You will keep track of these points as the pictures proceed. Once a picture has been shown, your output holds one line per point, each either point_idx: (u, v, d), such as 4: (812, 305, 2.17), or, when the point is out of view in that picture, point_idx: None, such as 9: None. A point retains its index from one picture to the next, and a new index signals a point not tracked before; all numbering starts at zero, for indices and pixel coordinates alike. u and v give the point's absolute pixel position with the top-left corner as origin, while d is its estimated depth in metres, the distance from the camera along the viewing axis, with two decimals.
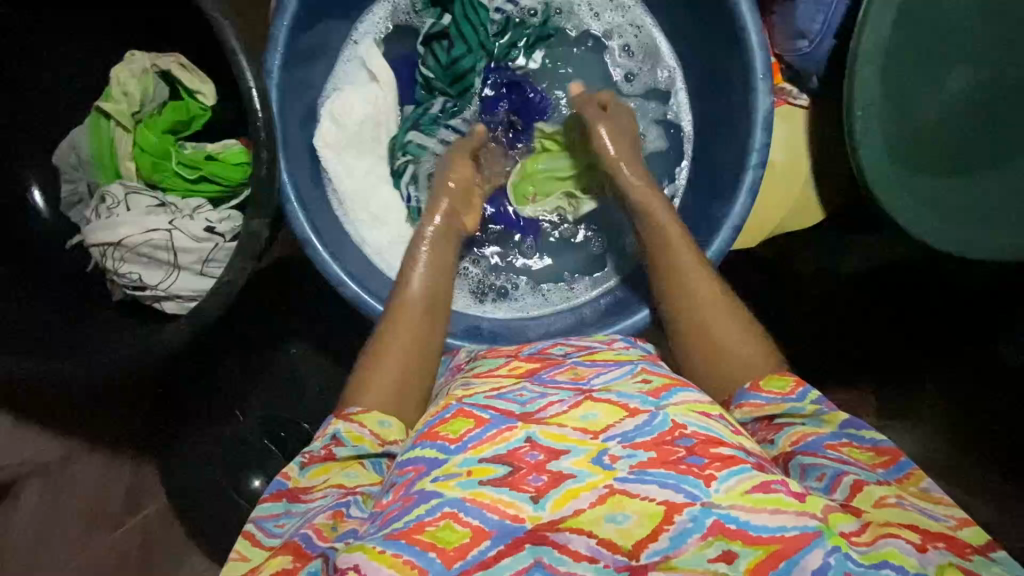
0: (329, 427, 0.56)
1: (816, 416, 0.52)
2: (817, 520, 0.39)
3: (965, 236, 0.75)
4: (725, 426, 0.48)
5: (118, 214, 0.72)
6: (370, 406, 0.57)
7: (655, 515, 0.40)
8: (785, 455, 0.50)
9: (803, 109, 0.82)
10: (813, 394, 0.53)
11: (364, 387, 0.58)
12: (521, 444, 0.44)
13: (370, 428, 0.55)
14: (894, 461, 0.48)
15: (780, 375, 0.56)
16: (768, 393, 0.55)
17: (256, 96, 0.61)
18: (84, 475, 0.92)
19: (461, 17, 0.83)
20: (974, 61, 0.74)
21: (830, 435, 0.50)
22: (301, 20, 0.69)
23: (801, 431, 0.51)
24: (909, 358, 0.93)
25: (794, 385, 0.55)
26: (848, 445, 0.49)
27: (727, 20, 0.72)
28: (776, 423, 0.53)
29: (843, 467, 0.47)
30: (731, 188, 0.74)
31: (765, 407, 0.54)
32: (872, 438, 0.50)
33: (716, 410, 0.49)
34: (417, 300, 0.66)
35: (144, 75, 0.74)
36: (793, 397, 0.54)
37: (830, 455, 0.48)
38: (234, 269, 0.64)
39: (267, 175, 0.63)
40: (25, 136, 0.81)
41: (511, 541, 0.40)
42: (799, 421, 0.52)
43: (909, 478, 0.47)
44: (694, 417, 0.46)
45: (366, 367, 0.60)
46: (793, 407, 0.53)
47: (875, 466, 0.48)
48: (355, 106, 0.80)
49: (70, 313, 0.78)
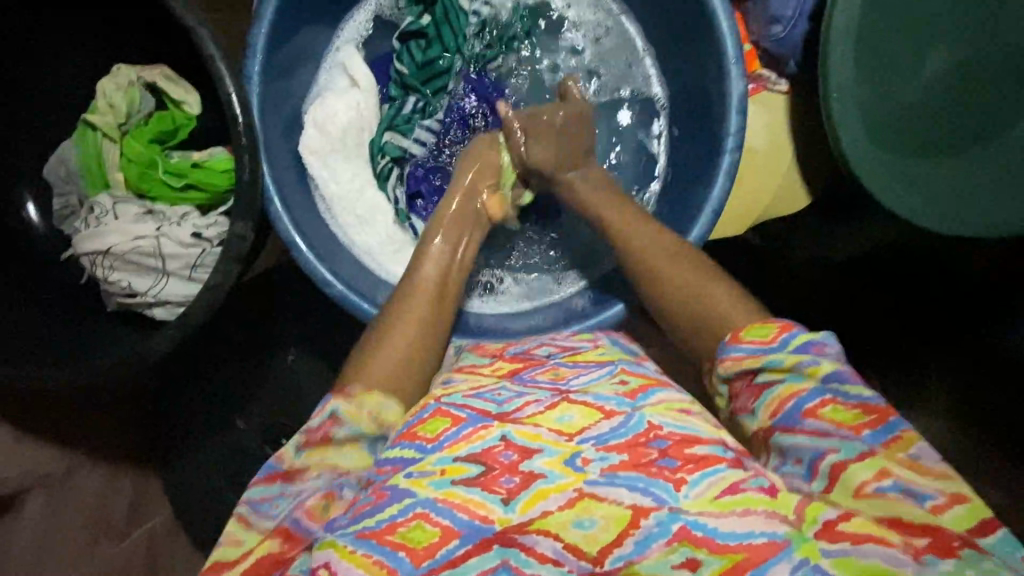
0: (328, 404, 0.53)
1: (799, 373, 0.50)
2: (786, 526, 0.42)
3: (953, 213, 0.75)
4: (705, 424, 0.50)
5: (106, 223, 0.73)
6: (372, 386, 0.55)
7: (622, 519, 0.42)
8: (766, 429, 0.51)
9: (781, 94, 0.82)
10: (796, 344, 0.51)
11: (365, 367, 0.57)
12: (495, 443, 0.46)
13: (371, 408, 0.54)
14: (881, 421, 0.47)
15: (763, 323, 0.53)
16: (749, 344, 0.53)
17: (236, 101, 0.63)
18: (87, 484, 0.93)
19: (440, 17, 0.84)
20: (949, 39, 0.74)
21: (812, 394, 0.49)
22: (278, 28, 0.71)
23: (783, 394, 0.50)
24: (905, 346, 0.91)
25: (775, 334, 0.52)
26: (831, 404, 0.48)
27: (697, 8, 0.73)
28: (760, 385, 0.52)
29: (822, 447, 0.47)
30: (710, 174, 0.74)
31: (745, 361, 0.53)
32: (858, 395, 0.48)
33: (695, 408, 0.52)
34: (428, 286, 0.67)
35: (129, 87, 0.76)
36: (774, 345, 0.51)
37: (808, 428, 0.48)
38: (221, 273, 0.65)
39: (250, 179, 0.64)
40: (25, 136, 0.82)
41: (479, 542, 0.42)
42: (780, 380, 0.51)
43: (897, 441, 0.46)
44: (670, 417, 0.49)
45: (369, 349, 0.59)
46: (772, 360, 0.51)
47: (860, 429, 0.47)
48: (337, 112, 0.81)
49: (66, 323, 0.79)
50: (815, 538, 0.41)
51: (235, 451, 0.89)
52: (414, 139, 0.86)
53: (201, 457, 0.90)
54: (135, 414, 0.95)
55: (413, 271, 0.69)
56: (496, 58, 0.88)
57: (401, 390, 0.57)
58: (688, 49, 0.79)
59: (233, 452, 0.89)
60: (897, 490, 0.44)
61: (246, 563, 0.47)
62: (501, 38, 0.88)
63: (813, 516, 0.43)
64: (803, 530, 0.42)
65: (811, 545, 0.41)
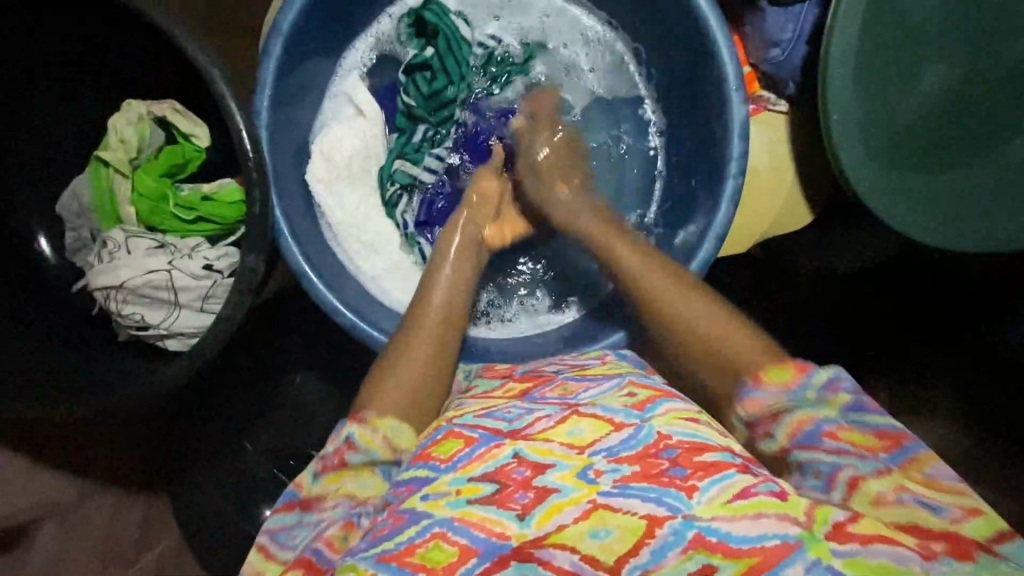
0: (342, 430, 0.54)
1: (817, 401, 0.52)
2: (796, 528, 0.42)
3: (957, 229, 0.75)
4: (713, 430, 0.50)
5: (120, 258, 0.74)
6: (383, 412, 0.56)
7: (636, 529, 0.42)
8: (784, 450, 0.52)
9: (782, 114, 0.83)
10: (817, 380, 0.53)
11: (376, 394, 0.58)
12: (509, 461, 0.47)
13: (384, 433, 0.54)
14: (896, 446, 0.49)
15: (782, 365, 0.55)
16: (769, 387, 0.54)
17: (247, 138, 0.64)
18: (99, 513, 0.93)
19: (444, 50, 0.85)
20: (946, 58, 0.75)
21: (827, 421, 0.51)
22: (285, 63, 0.72)
23: (800, 421, 0.52)
24: (900, 344, 0.91)
25: (794, 377, 0.54)
26: (846, 428, 0.50)
27: (696, 35, 0.75)
28: (775, 415, 0.53)
29: (840, 463, 0.49)
30: (713, 196, 0.75)
31: (766, 403, 0.54)
32: (874, 423, 0.51)
33: (703, 416, 0.52)
34: (437, 309, 0.68)
35: (140, 122, 0.77)
36: (794, 388, 0.53)
37: (828, 447, 0.50)
38: (233, 305, 0.66)
39: (260, 212, 0.65)
40: (25, 136, 0.82)
41: (497, 559, 0.42)
42: (798, 409, 0.52)
43: (912, 463, 0.48)
44: (681, 425, 0.49)
45: (381, 371, 0.61)
46: (793, 398, 0.53)
47: (876, 451, 0.49)
48: (344, 140, 0.82)
49: (77, 354, 0.80)
50: (825, 540, 0.42)
51: (246, 476, 0.89)
52: (424, 167, 0.88)
53: (212, 482, 0.90)
54: (146, 438, 0.94)
55: (423, 296, 0.70)
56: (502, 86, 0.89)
57: (413, 412, 0.57)
58: (687, 73, 0.80)
59: (244, 477, 0.89)
60: (916, 501, 0.46)
61: None
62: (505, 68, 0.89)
63: (823, 517, 0.43)
64: (813, 531, 0.42)
65: (822, 545, 0.42)
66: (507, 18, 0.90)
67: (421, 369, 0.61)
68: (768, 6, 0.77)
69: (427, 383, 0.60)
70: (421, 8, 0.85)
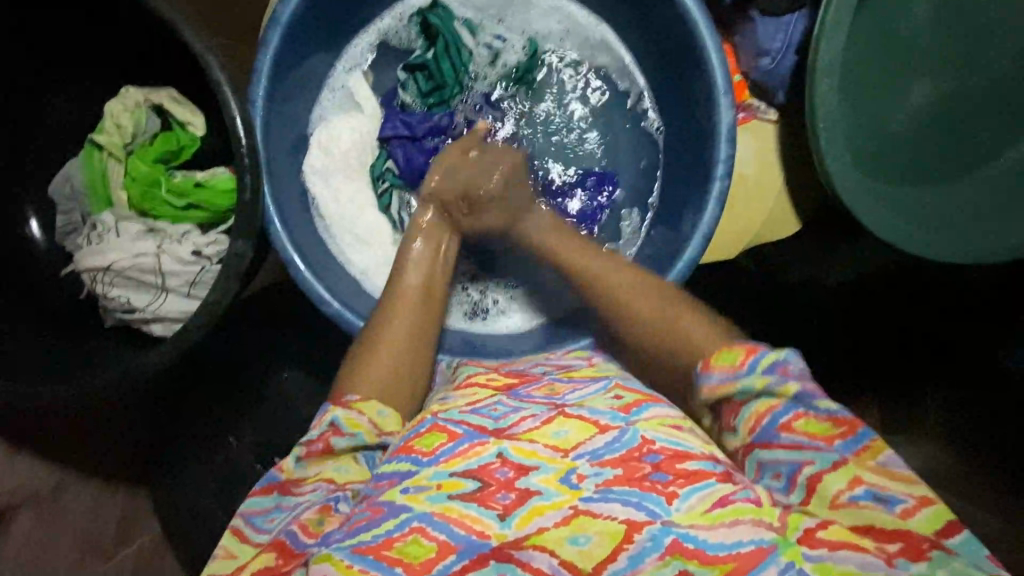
0: (326, 414, 0.55)
1: (767, 389, 0.50)
2: (771, 534, 0.43)
3: (949, 243, 0.75)
4: (697, 437, 0.50)
5: (109, 240, 0.74)
6: (368, 395, 0.57)
7: (616, 534, 0.42)
8: (746, 446, 0.51)
9: (771, 123, 0.84)
10: (763, 366, 0.51)
11: (357, 375, 0.59)
12: (491, 460, 0.47)
13: (370, 416, 0.55)
14: (852, 432, 0.48)
15: (730, 347, 0.53)
16: (718, 373, 0.53)
17: (240, 124, 0.64)
18: (77, 501, 0.92)
19: (442, 52, 0.86)
20: (933, 75, 0.77)
21: (784, 409, 0.49)
22: (284, 53, 0.73)
23: (757, 413, 0.50)
24: (887, 358, 0.96)
25: (742, 360, 0.52)
26: (804, 418, 0.49)
27: (683, 35, 0.76)
28: (731, 404, 0.52)
29: (799, 460, 0.48)
30: (699, 200, 0.76)
31: (717, 388, 0.53)
32: (827, 408, 0.49)
33: (687, 422, 0.52)
34: (413, 291, 0.69)
35: (137, 109, 0.78)
36: (743, 372, 0.51)
37: (785, 443, 0.49)
38: (219, 289, 0.66)
39: (251, 198, 0.66)
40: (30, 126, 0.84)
41: (476, 557, 0.42)
42: (754, 398, 0.51)
43: (868, 450, 0.47)
44: (665, 432, 0.49)
45: (358, 362, 0.61)
46: (744, 385, 0.51)
47: (832, 440, 0.48)
48: (342, 136, 0.84)
49: (64, 337, 0.80)
50: (797, 544, 0.43)
51: (230, 472, 0.87)
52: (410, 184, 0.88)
53: (194, 476, 0.88)
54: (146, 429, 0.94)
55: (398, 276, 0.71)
56: (509, 87, 0.90)
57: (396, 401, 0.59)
58: (680, 77, 0.81)
59: (227, 471, 0.88)
60: (869, 497, 0.45)
61: None
62: (512, 69, 0.89)
63: (795, 523, 0.44)
64: (788, 537, 0.43)
65: (795, 549, 0.42)
66: (510, 18, 0.89)
67: (397, 348, 0.62)
68: (759, 16, 0.79)
69: (401, 365, 0.61)
70: (427, 10, 0.86)
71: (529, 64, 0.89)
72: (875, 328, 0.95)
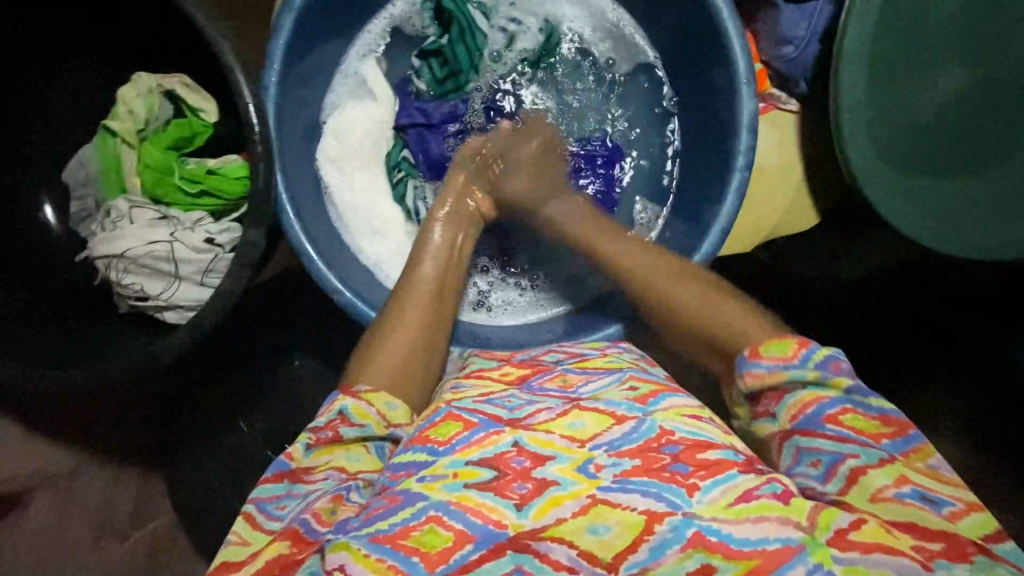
0: (335, 403, 0.55)
1: (822, 380, 0.51)
2: (799, 533, 0.41)
3: (968, 238, 0.75)
4: (716, 428, 0.50)
5: (122, 227, 0.74)
6: (378, 385, 0.56)
7: (635, 525, 0.42)
8: (785, 431, 0.51)
9: (792, 113, 0.82)
10: (817, 358, 0.52)
11: (367, 366, 0.58)
12: (508, 449, 0.46)
13: (379, 408, 0.55)
14: (901, 433, 0.49)
15: (782, 338, 0.54)
16: (768, 361, 0.53)
17: (253, 111, 0.64)
18: (92, 483, 0.94)
19: (457, 38, 0.84)
20: (963, 62, 0.74)
21: (834, 402, 0.50)
22: (296, 37, 0.72)
23: (805, 400, 0.51)
24: (913, 343, 0.91)
25: (795, 351, 0.53)
26: (851, 412, 0.50)
27: (705, 18, 0.73)
28: (778, 391, 0.53)
29: (842, 452, 0.48)
30: (718, 190, 0.75)
31: (766, 377, 0.53)
32: (879, 408, 0.50)
33: (706, 413, 0.52)
34: (429, 282, 0.67)
35: (149, 94, 0.78)
36: (795, 363, 0.52)
37: (829, 433, 0.49)
38: (232, 278, 0.66)
39: (264, 186, 0.65)
40: (40, 110, 0.83)
41: (493, 547, 0.41)
42: (803, 387, 0.52)
43: (916, 453, 0.48)
44: (683, 421, 0.49)
45: (369, 351, 0.60)
46: (794, 374, 0.52)
47: (879, 438, 0.48)
48: (356, 123, 0.84)
49: (79, 323, 0.80)
50: (827, 545, 0.40)
51: (238, 457, 0.88)
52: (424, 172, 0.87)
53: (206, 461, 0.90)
54: (157, 414, 0.94)
55: (413, 267, 0.69)
56: (525, 73, 0.89)
57: (406, 392, 0.58)
58: (700, 63, 0.79)
59: (236, 456, 0.89)
60: (915, 497, 0.45)
61: (253, 566, 0.46)
62: (527, 54, 0.88)
63: (825, 523, 0.42)
64: (816, 537, 0.41)
65: (824, 550, 0.40)
66: (524, 1, 0.87)
67: (413, 338, 0.62)
68: (783, 2, 0.77)
69: (413, 354, 0.61)
70: None
71: (544, 50, 0.88)
72: (889, 318, 0.93)
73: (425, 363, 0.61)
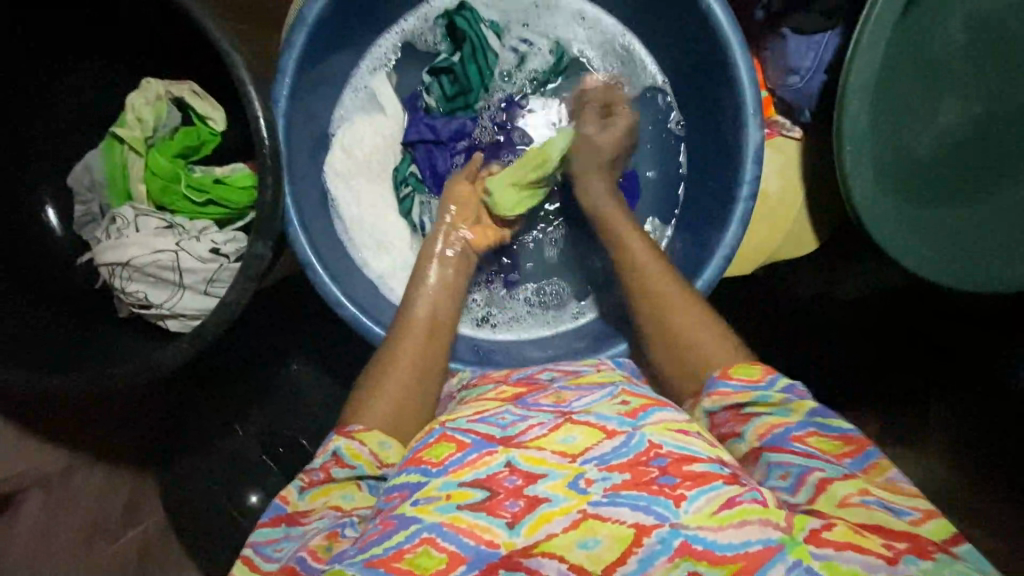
0: (330, 444, 0.56)
1: (783, 405, 0.54)
2: (778, 533, 0.43)
3: (959, 269, 0.76)
4: (703, 442, 0.50)
5: (127, 235, 0.74)
6: (371, 425, 0.57)
7: (625, 538, 0.43)
8: (755, 450, 0.53)
9: (797, 140, 0.83)
10: (781, 383, 0.56)
11: (364, 402, 0.59)
12: (499, 469, 0.46)
13: (370, 447, 0.55)
14: (859, 450, 0.51)
15: (749, 363, 0.58)
16: (737, 381, 0.56)
17: (263, 124, 0.64)
18: (83, 484, 0.93)
19: (469, 56, 0.85)
20: (962, 97, 0.76)
21: (798, 425, 0.53)
22: (308, 52, 0.72)
23: (770, 422, 0.53)
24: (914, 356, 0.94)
25: (762, 374, 0.56)
26: (814, 435, 0.52)
27: (714, 46, 0.74)
28: (745, 413, 0.55)
29: (809, 465, 0.50)
30: (721, 217, 0.76)
31: (732, 396, 0.56)
32: (839, 427, 0.53)
33: (693, 427, 0.51)
34: (422, 322, 0.67)
35: (158, 102, 0.78)
36: (761, 385, 0.56)
37: (796, 449, 0.51)
38: (237, 289, 0.65)
39: (272, 199, 0.65)
40: (47, 112, 0.83)
41: (486, 566, 0.42)
42: (767, 411, 0.54)
43: (873, 469, 0.50)
44: (670, 436, 0.48)
45: (364, 392, 0.60)
46: (760, 395, 0.55)
47: (841, 458, 0.51)
48: (365, 137, 0.84)
49: (79, 325, 0.80)
50: (804, 542, 0.43)
51: (234, 460, 0.89)
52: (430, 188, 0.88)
53: (201, 464, 0.90)
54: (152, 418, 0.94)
55: (405, 309, 0.69)
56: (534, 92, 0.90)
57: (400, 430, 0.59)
58: (708, 88, 0.79)
59: (233, 461, 0.89)
60: (877, 504, 0.47)
61: None
62: (536, 75, 0.89)
63: (801, 523, 0.44)
64: (794, 536, 0.43)
65: (801, 548, 0.42)
66: (536, 23, 0.89)
67: (409, 372, 0.62)
68: (791, 33, 0.79)
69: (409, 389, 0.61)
70: (455, 12, 0.85)
71: (554, 69, 0.89)
72: (886, 334, 0.95)
73: (419, 399, 0.61)
